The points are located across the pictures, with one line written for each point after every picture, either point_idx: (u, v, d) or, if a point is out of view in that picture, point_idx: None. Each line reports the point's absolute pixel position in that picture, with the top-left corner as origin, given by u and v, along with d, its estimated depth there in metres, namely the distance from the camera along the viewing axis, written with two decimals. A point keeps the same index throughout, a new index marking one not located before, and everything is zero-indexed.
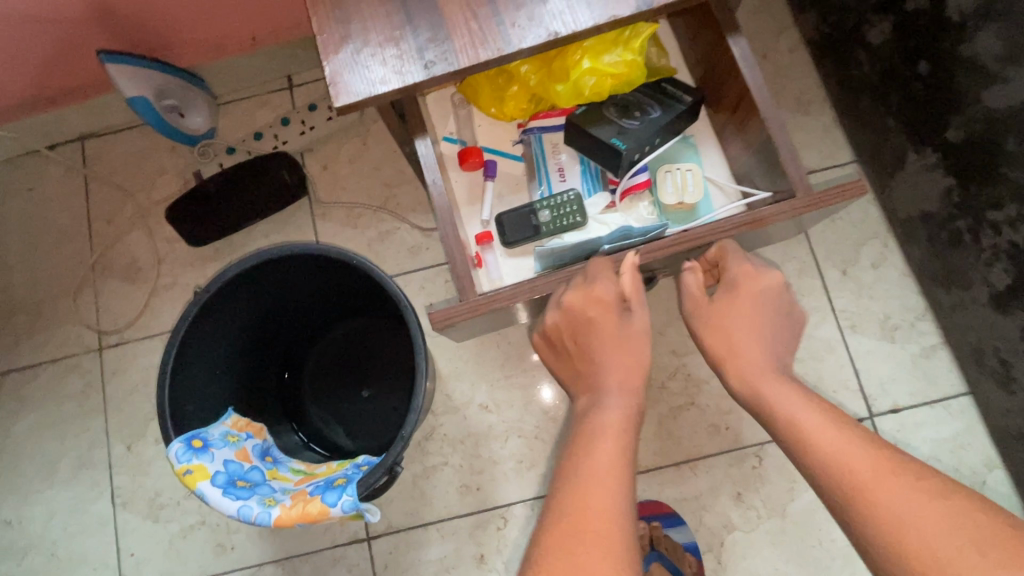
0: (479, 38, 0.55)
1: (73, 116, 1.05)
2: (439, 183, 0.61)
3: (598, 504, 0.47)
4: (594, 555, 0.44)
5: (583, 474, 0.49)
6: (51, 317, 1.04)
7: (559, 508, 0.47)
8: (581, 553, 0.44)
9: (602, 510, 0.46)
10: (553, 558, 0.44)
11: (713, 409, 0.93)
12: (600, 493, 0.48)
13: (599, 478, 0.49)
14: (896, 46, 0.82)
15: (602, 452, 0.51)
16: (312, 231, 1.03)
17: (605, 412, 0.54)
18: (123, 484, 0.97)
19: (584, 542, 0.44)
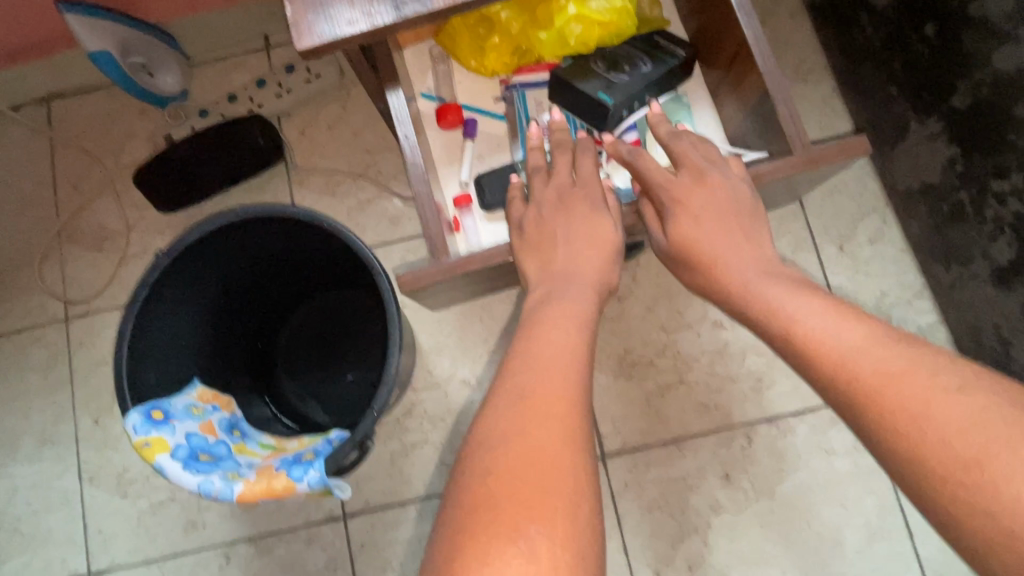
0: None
1: (37, 73, 0.99)
2: (412, 137, 0.56)
3: (547, 387, 0.44)
4: (550, 433, 0.41)
5: (529, 360, 0.46)
6: (14, 286, 0.99)
7: (513, 391, 0.44)
8: (537, 433, 0.41)
9: (553, 391, 0.44)
10: (503, 444, 0.41)
11: (702, 387, 0.90)
12: (552, 375, 0.45)
13: (551, 362, 0.46)
14: (901, 7, 0.78)
15: (553, 338, 0.47)
16: (289, 199, 0.99)
17: (559, 300, 0.51)
18: (90, 460, 0.94)
19: (535, 424, 0.42)
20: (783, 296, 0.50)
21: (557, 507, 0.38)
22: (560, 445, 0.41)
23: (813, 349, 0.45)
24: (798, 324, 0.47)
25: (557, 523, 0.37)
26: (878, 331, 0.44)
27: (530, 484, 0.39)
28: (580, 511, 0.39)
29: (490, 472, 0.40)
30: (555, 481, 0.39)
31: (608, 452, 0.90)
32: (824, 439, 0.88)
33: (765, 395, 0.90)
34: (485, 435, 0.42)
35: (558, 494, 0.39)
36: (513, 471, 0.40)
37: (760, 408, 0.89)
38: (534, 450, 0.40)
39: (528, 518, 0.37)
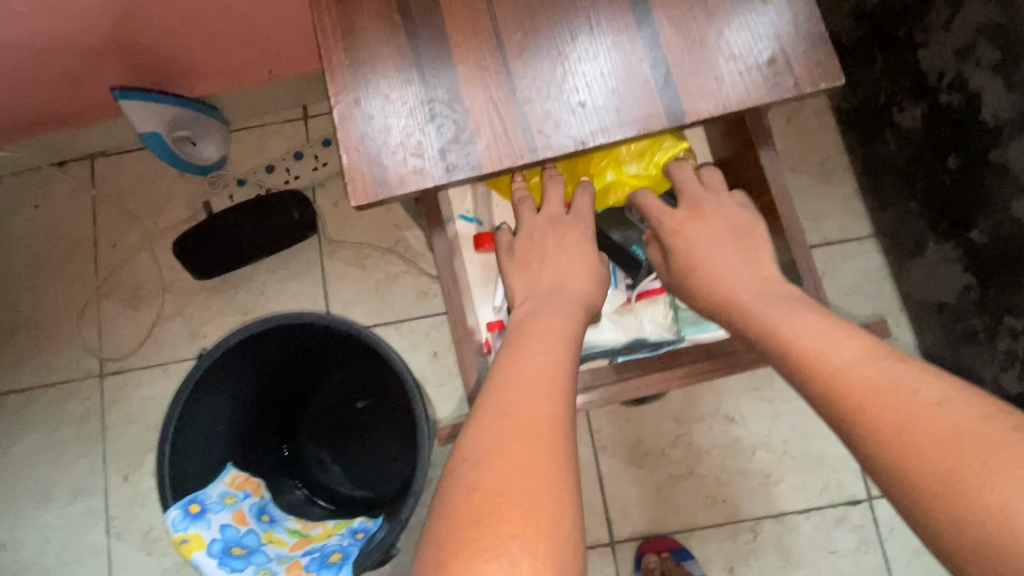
0: (506, 143, 0.54)
1: (84, 136, 1.03)
2: (451, 288, 0.58)
3: (530, 401, 0.45)
4: (532, 450, 0.41)
5: (516, 377, 0.48)
6: (51, 340, 1.03)
7: (500, 405, 0.45)
8: (518, 446, 0.42)
9: (537, 407, 0.45)
10: (487, 463, 0.41)
11: (712, 479, 0.93)
12: (535, 390, 0.46)
13: (535, 376, 0.47)
14: (926, 134, 0.80)
15: (540, 357, 0.49)
16: (320, 269, 1.03)
17: (544, 324, 0.53)
18: (118, 514, 0.98)
19: (518, 436, 0.42)
20: (777, 316, 0.50)
21: (539, 524, 0.37)
22: (543, 460, 0.41)
23: (807, 377, 0.45)
24: (793, 341, 0.47)
25: (538, 539, 0.37)
26: (866, 345, 0.45)
27: (516, 501, 0.38)
28: (561, 528, 0.38)
29: (475, 488, 0.40)
30: (536, 497, 0.39)
31: (617, 538, 0.92)
32: (829, 538, 0.91)
33: (773, 491, 0.92)
34: (471, 450, 0.43)
35: (539, 513, 0.38)
36: (498, 487, 0.39)
37: (767, 503, 0.92)
38: (518, 467, 0.40)
39: (510, 534, 0.36)
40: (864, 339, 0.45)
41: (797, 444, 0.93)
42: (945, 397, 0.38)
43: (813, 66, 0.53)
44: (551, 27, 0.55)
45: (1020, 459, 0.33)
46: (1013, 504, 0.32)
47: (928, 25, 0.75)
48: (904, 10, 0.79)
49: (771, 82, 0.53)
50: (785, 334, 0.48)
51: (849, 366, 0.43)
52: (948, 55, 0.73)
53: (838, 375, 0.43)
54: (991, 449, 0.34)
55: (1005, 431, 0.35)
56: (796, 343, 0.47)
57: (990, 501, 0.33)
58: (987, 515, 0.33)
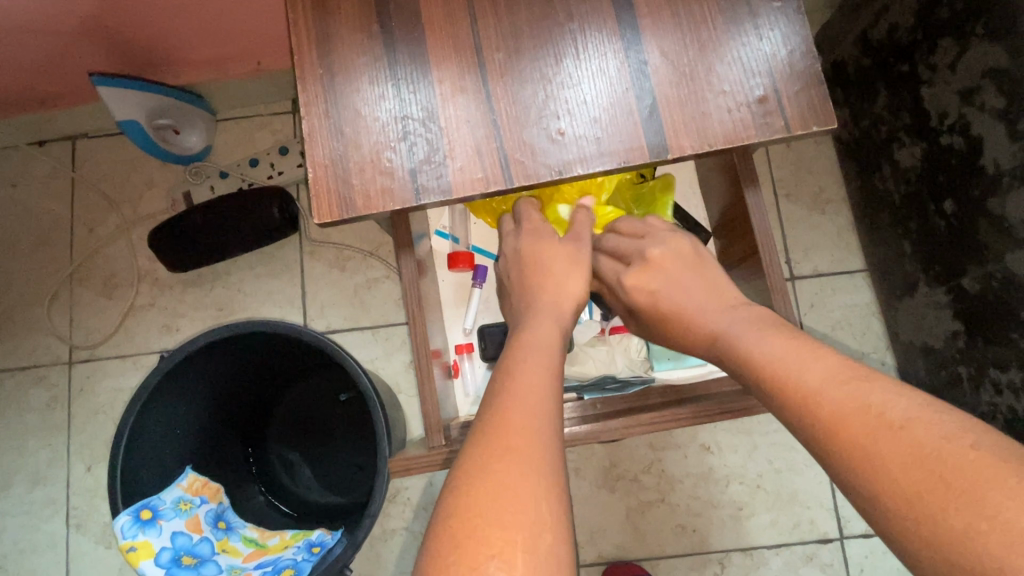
0: (479, 167, 0.51)
1: (65, 116, 1.01)
2: (416, 312, 0.56)
3: (513, 411, 0.43)
4: (512, 470, 0.39)
5: (499, 393, 0.45)
6: (21, 323, 1.01)
7: (481, 425, 0.43)
8: (497, 467, 0.39)
9: (520, 417, 0.43)
10: (466, 481, 0.39)
11: (683, 508, 0.92)
12: (519, 399, 0.44)
13: (520, 390, 0.45)
14: (924, 174, 0.78)
15: (525, 371, 0.47)
16: (299, 268, 1.01)
17: (533, 327, 0.52)
18: (79, 505, 0.96)
19: (501, 451, 0.40)
20: (747, 339, 0.48)
21: (518, 540, 0.36)
22: (525, 474, 0.39)
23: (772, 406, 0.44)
24: (753, 376, 0.46)
25: (517, 557, 0.35)
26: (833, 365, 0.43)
27: (494, 517, 0.37)
28: (543, 543, 0.36)
29: (459, 505, 0.38)
30: (512, 511, 0.37)
31: (582, 562, 0.91)
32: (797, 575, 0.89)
33: (744, 524, 0.91)
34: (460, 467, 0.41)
35: (518, 529, 0.36)
36: (478, 505, 0.37)
37: (737, 536, 0.91)
38: (497, 484, 0.38)
39: (487, 554, 0.35)
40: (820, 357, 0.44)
41: (772, 477, 0.92)
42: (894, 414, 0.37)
43: (805, 107, 0.50)
44: (534, 48, 0.53)
45: (984, 478, 0.32)
46: (976, 526, 0.31)
47: (933, 63, 0.73)
48: (910, 46, 0.77)
49: (761, 120, 0.50)
50: (756, 359, 0.46)
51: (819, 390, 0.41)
52: (952, 95, 0.71)
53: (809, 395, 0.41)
54: (951, 469, 0.33)
55: (960, 449, 0.34)
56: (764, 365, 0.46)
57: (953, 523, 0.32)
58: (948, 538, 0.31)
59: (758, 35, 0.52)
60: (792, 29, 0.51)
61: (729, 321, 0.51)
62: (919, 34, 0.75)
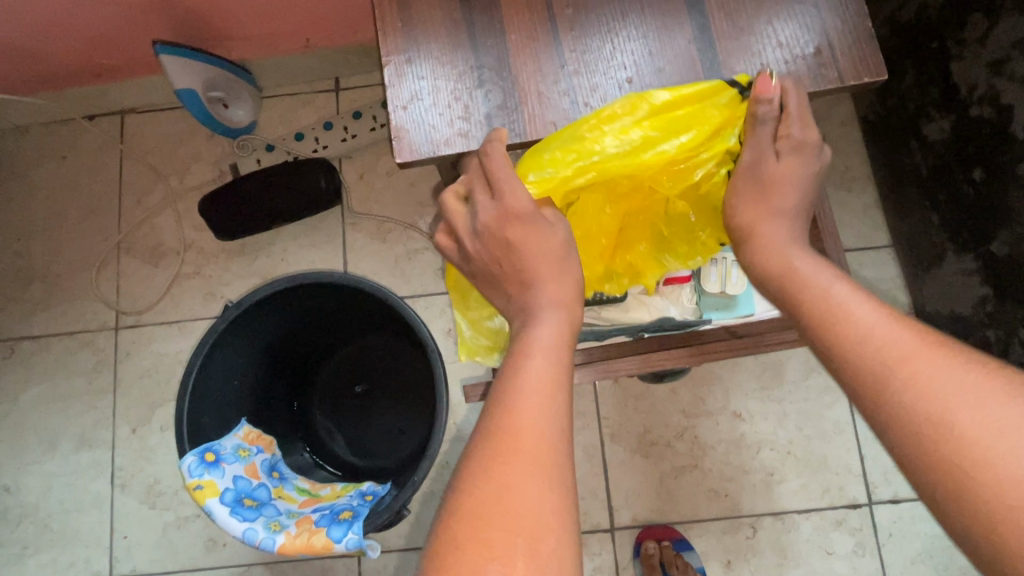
0: (549, 113, 0.55)
1: (117, 90, 1.04)
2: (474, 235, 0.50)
3: (511, 417, 0.39)
4: (522, 476, 0.36)
5: (509, 387, 0.41)
6: (68, 289, 1.04)
7: (487, 424, 0.40)
8: (502, 472, 0.37)
9: (523, 423, 0.38)
10: (468, 482, 0.37)
11: (716, 474, 0.94)
12: (526, 401, 0.40)
13: (532, 389, 0.40)
14: (954, 145, 0.82)
15: (534, 365, 0.42)
16: (341, 239, 1.04)
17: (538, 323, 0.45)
18: (124, 466, 0.98)
19: (501, 460, 0.37)
20: (849, 297, 0.42)
21: (519, 545, 0.34)
22: (529, 482, 0.36)
23: (849, 351, 0.39)
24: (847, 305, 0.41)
25: (518, 559, 0.34)
26: (920, 324, 0.39)
27: (493, 524, 0.35)
28: (543, 550, 0.34)
29: (460, 516, 0.36)
30: (513, 515, 0.35)
31: (617, 524, 0.93)
32: (827, 538, 0.92)
33: (775, 489, 0.93)
34: (466, 467, 0.38)
35: (521, 531, 0.35)
36: (481, 508, 0.36)
37: (768, 501, 0.93)
38: (501, 489, 0.36)
39: (488, 556, 0.34)
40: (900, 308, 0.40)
41: (802, 443, 0.94)
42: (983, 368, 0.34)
43: (858, 59, 0.54)
44: (603, 4, 0.56)
45: None
46: None
47: (963, 39, 0.77)
48: (940, 23, 0.80)
49: (816, 71, 0.54)
50: (841, 313, 0.41)
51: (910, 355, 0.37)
52: (983, 68, 0.75)
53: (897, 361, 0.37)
54: None
55: None
56: (846, 325, 0.40)
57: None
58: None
59: None
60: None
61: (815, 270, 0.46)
62: (949, 12, 0.79)
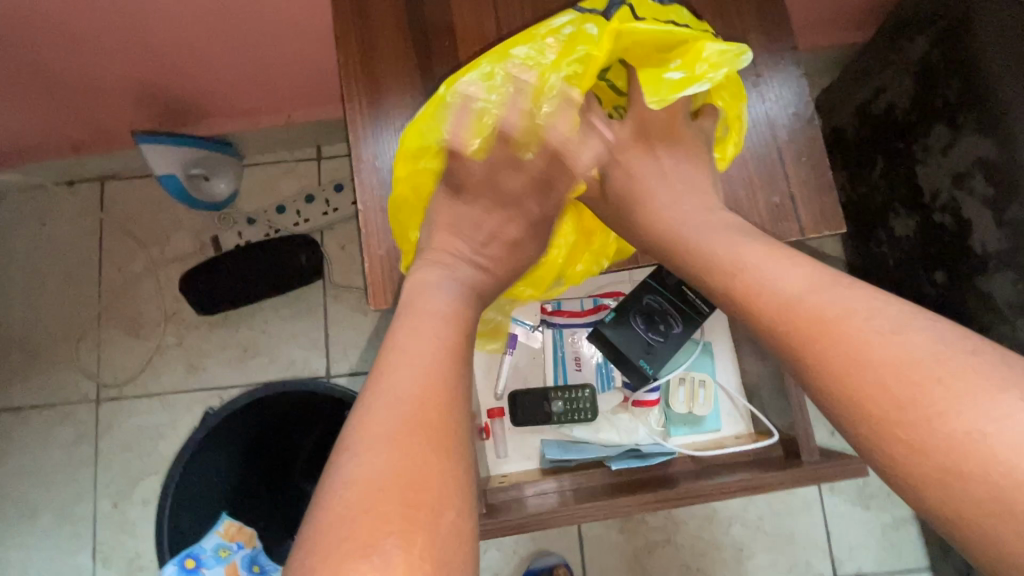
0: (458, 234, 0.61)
1: (96, 160, 1.04)
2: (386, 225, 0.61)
3: (417, 379, 0.38)
4: (413, 453, 0.34)
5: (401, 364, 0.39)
6: (49, 360, 1.04)
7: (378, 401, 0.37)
8: (395, 452, 0.34)
9: (424, 388, 0.37)
10: (364, 463, 0.34)
11: (688, 549, 0.97)
12: (413, 376, 0.38)
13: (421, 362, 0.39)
14: (918, 243, 0.85)
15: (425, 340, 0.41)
16: (322, 311, 1.05)
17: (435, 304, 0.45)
18: (105, 540, 0.99)
19: (397, 434, 0.34)
20: (766, 285, 0.39)
21: (412, 521, 0.32)
22: (420, 458, 0.34)
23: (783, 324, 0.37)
24: (760, 293, 0.39)
25: (416, 531, 0.31)
26: (837, 289, 0.36)
27: (399, 495, 0.32)
28: (441, 526, 0.32)
29: (353, 482, 0.33)
30: (405, 489, 0.32)
31: None
32: None
33: (744, 563, 0.96)
34: (353, 436, 0.35)
35: (416, 509, 0.32)
36: (373, 491, 0.32)
37: None
38: (392, 469, 0.33)
39: (385, 529, 0.31)
40: (815, 264, 0.39)
41: (771, 518, 0.97)
42: (904, 322, 0.33)
43: (817, 212, 0.58)
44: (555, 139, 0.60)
45: None
46: None
47: (927, 145, 0.80)
48: (906, 125, 0.83)
49: (777, 222, 0.57)
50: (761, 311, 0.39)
51: (829, 328, 0.34)
52: (945, 178, 0.77)
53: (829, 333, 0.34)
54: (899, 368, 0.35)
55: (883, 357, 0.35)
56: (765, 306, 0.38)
57: (950, 426, 0.29)
58: (951, 441, 0.29)
59: (776, 146, 0.59)
60: (792, 82, 0.59)
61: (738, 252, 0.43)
62: (914, 116, 0.81)
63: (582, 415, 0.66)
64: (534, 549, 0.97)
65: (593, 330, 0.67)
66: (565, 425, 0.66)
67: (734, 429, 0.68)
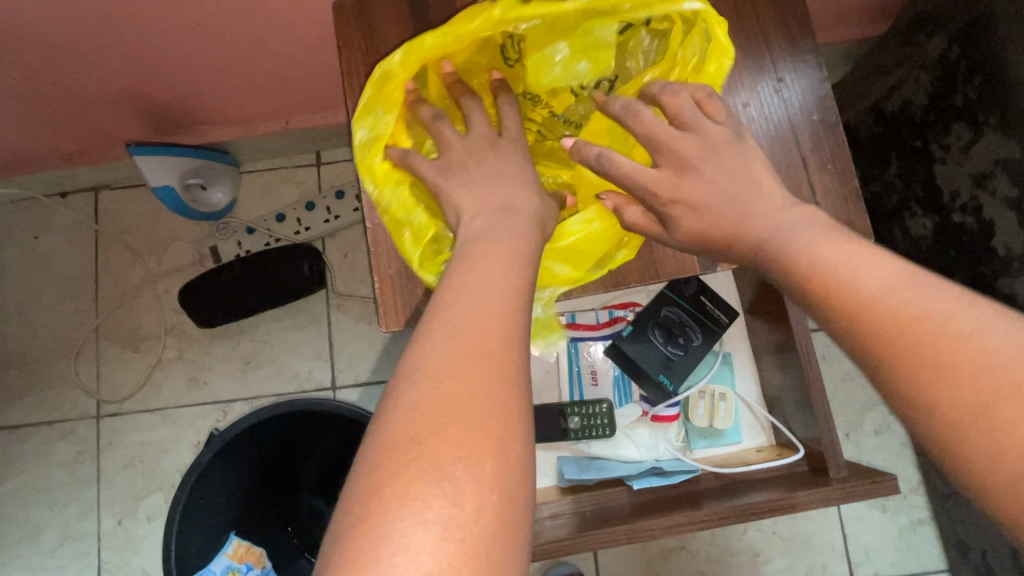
0: None
1: (88, 171, 1.01)
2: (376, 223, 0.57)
3: (485, 308, 0.35)
4: (475, 381, 0.32)
5: (468, 292, 0.36)
6: (47, 377, 1.02)
7: (447, 321, 0.34)
8: (453, 382, 0.32)
9: (489, 318, 0.35)
10: (421, 391, 0.31)
11: (703, 556, 0.96)
12: (479, 305, 0.35)
13: (488, 290, 0.36)
14: (936, 243, 0.83)
15: (490, 270, 0.38)
16: (326, 321, 1.03)
17: (483, 222, 0.43)
18: (110, 559, 0.97)
19: (462, 361, 0.32)
20: (839, 260, 0.37)
21: (465, 452, 0.30)
22: (488, 387, 0.32)
23: (852, 296, 0.35)
24: (832, 274, 0.36)
25: (488, 458, 0.30)
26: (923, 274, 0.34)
27: (459, 427, 0.30)
28: (503, 463, 0.30)
29: (417, 405, 0.31)
30: (462, 422, 0.30)
31: None
32: None
33: (760, 569, 0.95)
34: (415, 360, 0.33)
35: (471, 443, 0.30)
36: (423, 426, 0.30)
37: None
38: (447, 404, 0.31)
39: (453, 454, 0.29)
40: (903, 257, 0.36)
41: (787, 523, 0.96)
42: (993, 322, 0.31)
43: (844, 221, 0.56)
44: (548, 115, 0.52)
45: None
46: None
47: (947, 144, 0.78)
48: (924, 123, 0.81)
49: None
50: (841, 280, 0.36)
51: (901, 327, 0.32)
52: (966, 177, 0.76)
53: (897, 328, 0.32)
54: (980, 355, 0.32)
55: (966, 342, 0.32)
56: (841, 283, 0.36)
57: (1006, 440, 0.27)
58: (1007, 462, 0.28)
59: (799, 153, 0.57)
60: (814, 86, 0.57)
61: (797, 228, 0.41)
62: (933, 115, 0.79)
63: (600, 431, 0.64)
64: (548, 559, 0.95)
65: (610, 343, 0.66)
66: (583, 440, 0.64)
67: (755, 441, 0.66)
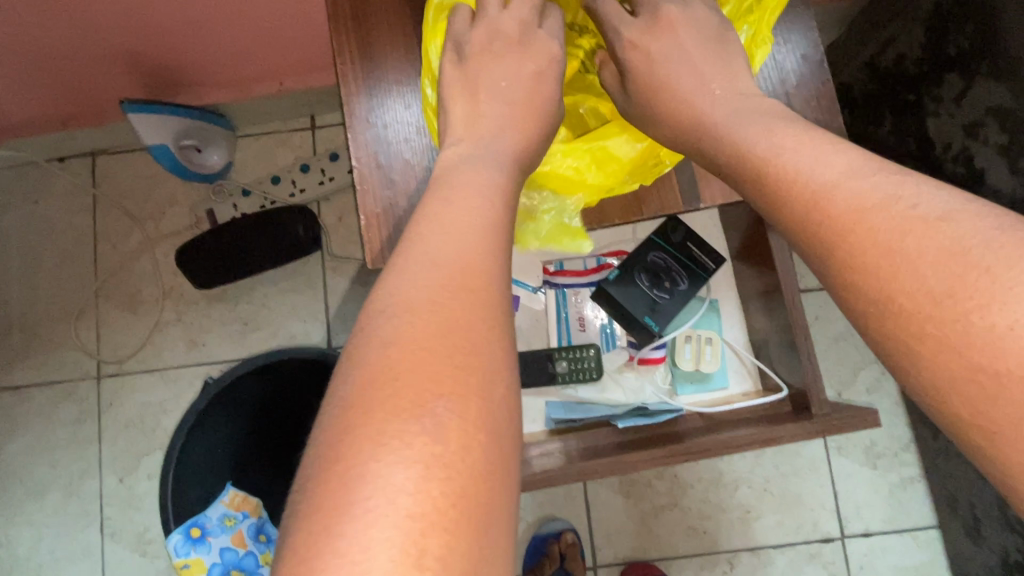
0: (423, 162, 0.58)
1: (85, 134, 1.01)
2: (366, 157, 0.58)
3: (458, 244, 0.34)
4: (453, 314, 0.31)
5: (444, 228, 0.35)
6: (48, 339, 1.03)
7: (423, 260, 0.33)
8: (428, 318, 0.31)
9: (463, 251, 0.34)
10: (395, 329, 0.30)
11: (695, 512, 0.97)
12: (455, 241, 0.34)
13: (463, 225, 0.35)
14: None
15: (465, 207, 0.37)
16: (321, 283, 1.03)
17: (464, 166, 0.42)
18: (112, 515, 0.99)
19: (440, 297, 0.31)
20: (810, 160, 0.34)
21: (446, 387, 0.29)
22: (467, 320, 0.31)
23: (817, 196, 0.33)
24: (803, 175, 0.34)
25: (469, 396, 0.29)
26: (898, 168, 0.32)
27: (438, 359, 0.29)
28: (487, 397, 0.29)
29: (391, 341, 0.30)
30: (440, 356, 0.29)
31: (600, 562, 0.96)
32: (801, 572, 0.95)
33: (751, 525, 0.96)
34: (387, 301, 0.32)
35: (452, 377, 0.29)
36: (400, 364, 0.29)
37: (745, 536, 0.96)
38: (422, 338, 0.30)
39: (435, 391, 0.28)
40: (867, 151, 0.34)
41: (778, 480, 0.97)
42: (965, 205, 0.29)
43: None
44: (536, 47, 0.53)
45: None
46: None
47: (939, 95, 0.77)
48: (917, 76, 0.80)
49: None
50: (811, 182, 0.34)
51: (868, 220, 0.30)
52: (957, 128, 0.76)
53: (864, 218, 0.30)
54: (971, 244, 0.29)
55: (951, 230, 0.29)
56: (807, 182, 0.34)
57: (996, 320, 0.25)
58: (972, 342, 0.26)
59: (784, 93, 0.57)
60: (798, 24, 0.57)
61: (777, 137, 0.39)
62: (926, 66, 0.78)
63: (588, 375, 0.65)
64: (543, 515, 0.97)
65: (597, 288, 0.67)
66: (571, 383, 0.66)
67: (740, 386, 0.67)
